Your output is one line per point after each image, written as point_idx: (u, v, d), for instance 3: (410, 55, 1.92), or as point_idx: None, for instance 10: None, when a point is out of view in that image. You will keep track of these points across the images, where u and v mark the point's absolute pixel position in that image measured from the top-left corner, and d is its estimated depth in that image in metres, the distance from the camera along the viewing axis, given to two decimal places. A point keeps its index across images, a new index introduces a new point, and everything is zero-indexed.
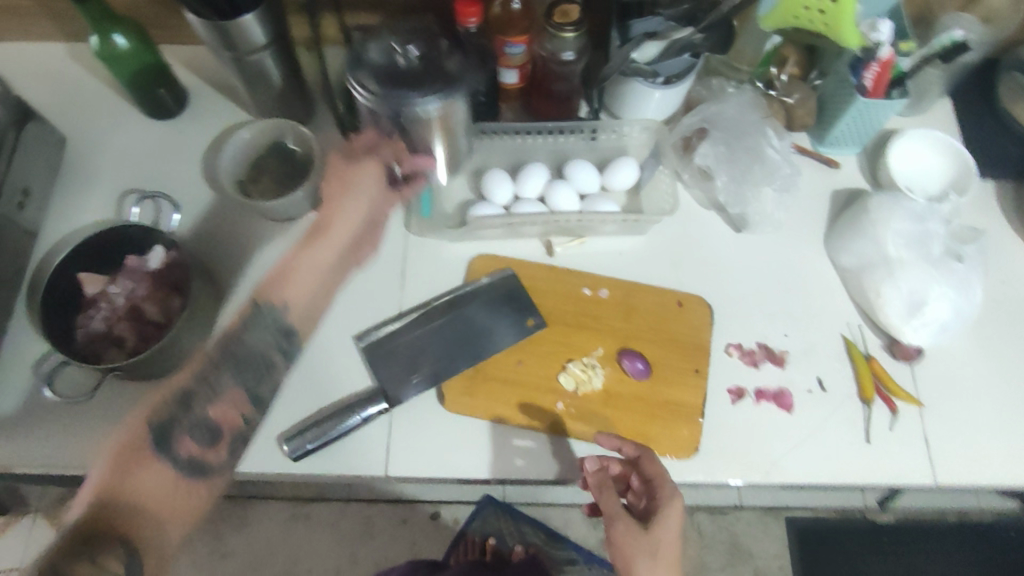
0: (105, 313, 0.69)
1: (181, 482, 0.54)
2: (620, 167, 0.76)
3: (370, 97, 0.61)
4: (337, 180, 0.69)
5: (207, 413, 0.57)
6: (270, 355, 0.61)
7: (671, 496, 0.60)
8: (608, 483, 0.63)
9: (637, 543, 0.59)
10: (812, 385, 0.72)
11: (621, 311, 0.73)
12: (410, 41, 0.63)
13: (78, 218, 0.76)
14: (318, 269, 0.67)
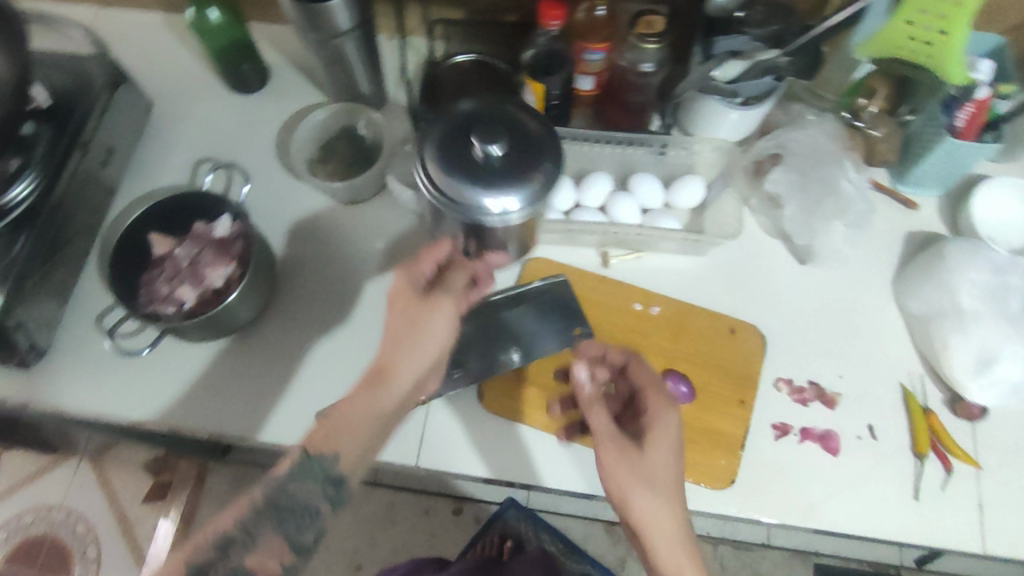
0: (168, 273, 0.70)
1: None
2: (687, 183, 0.74)
3: (442, 202, 0.55)
4: (398, 306, 0.57)
5: (243, 562, 0.52)
6: (321, 506, 0.55)
7: (664, 405, 0.58)
8: (597, 397, 0.62)
9: (629, 465, 0.56)
10: (862, 432, 0.69)
11: (670, 330, 0.72)
12: (493, 137, 0.55)
13: (155, 181, 0.79)
14: (375, 415, 0.56)
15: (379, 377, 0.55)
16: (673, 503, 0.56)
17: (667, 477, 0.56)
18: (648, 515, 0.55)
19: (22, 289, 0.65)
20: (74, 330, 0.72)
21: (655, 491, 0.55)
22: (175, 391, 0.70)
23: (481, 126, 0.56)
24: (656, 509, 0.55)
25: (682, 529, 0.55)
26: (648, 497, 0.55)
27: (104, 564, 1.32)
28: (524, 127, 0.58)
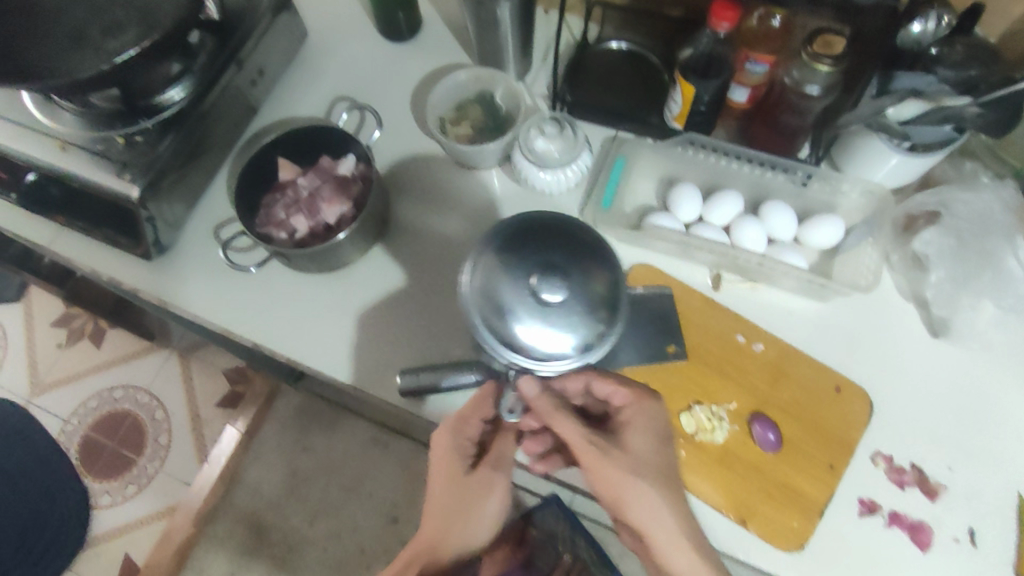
0: (287, 200, 0.73)
1: None
2: (824, 223, 0.68)
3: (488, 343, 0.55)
4: (443, 485, 0.63)
5: None
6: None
7: (644, 400, 0.60)
8: (562, 406, 0.59)
9: (618, 460, 0.58)
10: (961, 534, 0.62)
11: (769, 373, 0.67)
12: (552, 279, 0.55)
13: (294, 109, 0.81)
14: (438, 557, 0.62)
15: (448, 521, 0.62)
16: (673, 500, 0.58)
17: (661, 475, 0.58)
18: (648, 513, 0.57)
19: (159, 186, 0.69)
20: (194, 234, 0.76)
21: (649, 488, 0.57)
22: (270, 313, 0.73)
23: (546, 258, 0.56)
24: (652, 507, 0.57)
25: (687, 525, 0.58)
26: (645, 496, 0.57)
27: (171, 453, 1.42)
28: (593, 259, 0.57)
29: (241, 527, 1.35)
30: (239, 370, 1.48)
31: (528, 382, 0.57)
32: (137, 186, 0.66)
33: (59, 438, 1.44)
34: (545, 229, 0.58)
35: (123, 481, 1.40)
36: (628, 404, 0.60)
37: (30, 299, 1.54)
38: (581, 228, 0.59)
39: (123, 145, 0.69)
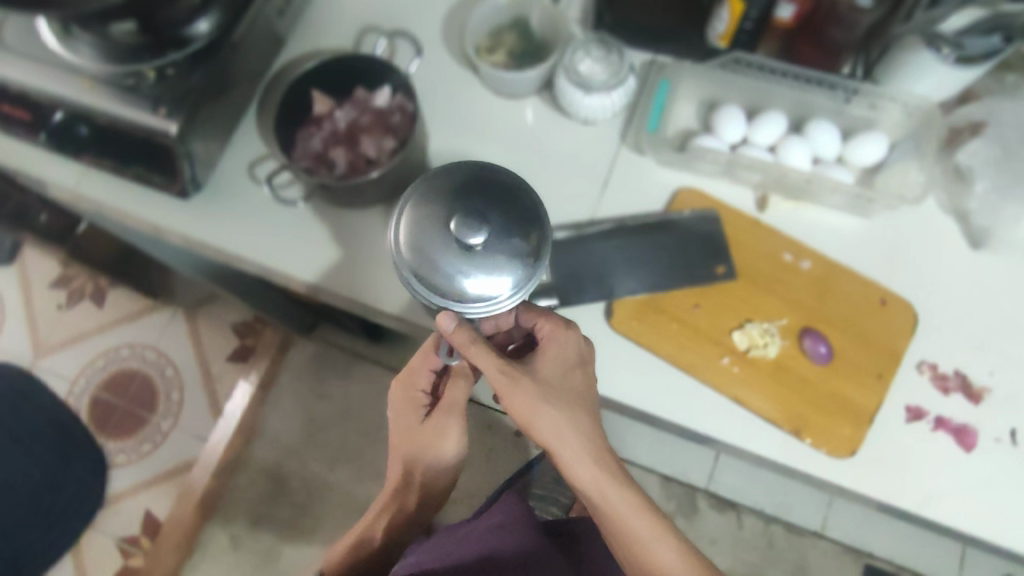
0: (325, 135, 0.72)
1: None
2: (868, 140, 0.69)
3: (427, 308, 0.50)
4: (402, 427, 0.64)
5: None
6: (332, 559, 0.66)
7: (560, 329, 0.57)
8: (477, 337, 0.53)
9: (525, 387, 0.54)
10: (1002, 435, 0.65)
11: (817, 289, 0.68)
12: (475, 224, 0.47)
13: (319, 39, 0.79)
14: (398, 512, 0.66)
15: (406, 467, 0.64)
16: (586, 431, 0.55)
17: (571, 402, 0.55)
18: (560, 443, 0.54)
19: (193, 121, 0.67)
20: (228, 173, 0.74)
21: (558, 415, 0.54)
22: (313, 251, 0.72)
23: (464, 204, 0.48)
24: (560, 429, 0.54)
25: (600, 453, 0.55)
26: (554, 424, 0.54)
27: (185, 409, 1.41)
28: (516, 198, 0.50)
29: (264, 478, 1.36)
30: (247, 324, 1.45)
31: (447, 314, 0.51)
32: (174, 121, 0.64)
33: (68, 400, 1.42)
34: (459, 173, 0.50)
35: (138, 439, 1.39)
36: (542, 331, 0.57)
37: (24, 261, 1.50)
38: (497, 168, 0.50)
39: (154, 78, 0.65)
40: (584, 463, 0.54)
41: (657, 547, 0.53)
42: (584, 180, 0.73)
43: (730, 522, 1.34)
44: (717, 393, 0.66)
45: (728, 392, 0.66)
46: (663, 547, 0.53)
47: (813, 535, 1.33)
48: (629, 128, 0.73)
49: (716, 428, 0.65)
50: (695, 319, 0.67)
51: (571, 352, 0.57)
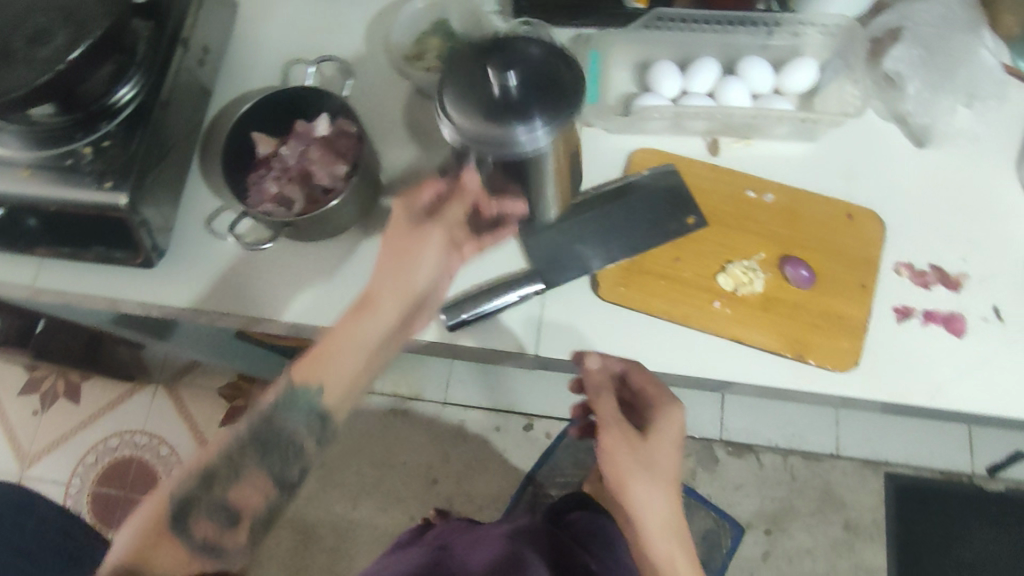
0: (277, 174, 0.71)
1: (192, 562, 0.57)
2: (799, 65, 0.71)
3: (476, 141, 0.53)
4: (398, 239, 0.59)
5: (226, 494, 0.58)
6: (300, 436, 0.60)
7: (674, 415, 0.64)
8: (609, 381, 0.65)
9: (632, 447, 0.63)
10: (988, 314, 0.68)
11: (785, 217, 0.70)
12: (510, 67, 0.52)
13: (246, 83, 0.78)
14: (381, 330, 0.59)
15: (365, 302, 0.59)
16: (669, 494, 0.64)
17: (666, 477, 0.64)
18: (648, 513, 0.63)
19: (141, 188, 0.65)
20: (189, 233, 0.73)
21: (654, 483, 0.63)
22: (290, 292, 0.71)
23: (495, 61, 0.53)
24: (654, 494, 0.63)
25: (670, 513, 0.64)
26: (649, 493, 0.63)
27: None
28: (539, 58, 0.54)
29: (289, 531, 1.34)
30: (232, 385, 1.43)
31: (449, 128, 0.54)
32: (123, 192, 0.63)
33: (66, 504, 1.38)
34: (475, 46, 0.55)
35: None
36: (661, 407, 0.64)
37: None
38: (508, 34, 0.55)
39: (92, 153, 0.64)
40: (662, 519, 0.63)
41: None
42: None
43: (750, 465, 1.38)
44: (715, 338, 0.67)
45: (726, 334, 0.66)
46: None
47: (831, 458, 1.37)
48: None
49: (723, 371, 0.66)
50: (678, 272, 0.68)
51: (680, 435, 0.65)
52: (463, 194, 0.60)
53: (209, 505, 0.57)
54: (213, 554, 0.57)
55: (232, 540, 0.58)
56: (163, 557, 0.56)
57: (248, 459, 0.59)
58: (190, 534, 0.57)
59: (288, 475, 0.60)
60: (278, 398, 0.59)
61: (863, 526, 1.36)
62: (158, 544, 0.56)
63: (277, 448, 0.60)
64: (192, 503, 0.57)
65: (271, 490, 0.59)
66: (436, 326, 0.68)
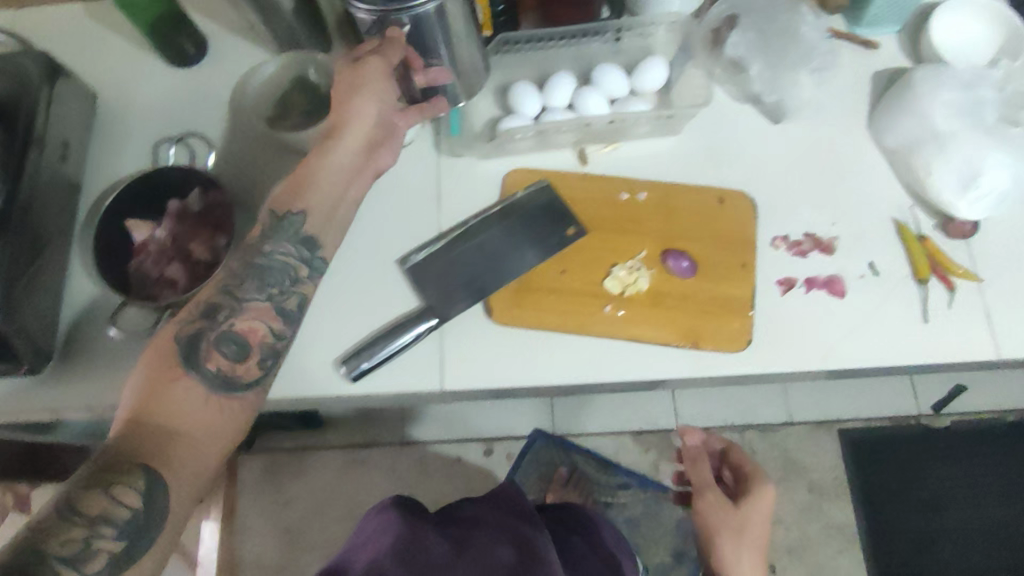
0: (157, 257, 0.70)
1: (211, 397, 0.57)
2: (649, 66, 0.73)
3: (382, 7, 0.59)
4: (346, 80, 0.65)
5: (232, 327, 0.59)
6: (292, 265, 0.63)
7: (764, 489, 0.85)
8: (702, 457, 0.90)
9: (725, 520, 0.85)
10: (864, 270, 0.70)
11: (661, 212, 0.72)
12: None
13: (117, 170, 0.78)
14: (333, 175, 0.66)
15: (330, 137, 0.66)
16: (752, 559, 0.86)
17: (754, 541, 0.86)
18: (736, 567, 0.86)
19: (11, 295, 0.63)
20: (77, 331, 0.72)
21: (741, 547, 0.85)
22: None
23: None
24: (740, 552, 0.85)
25: (753, 561, 0.86)
26: (733, 551, 0.85)
27: None
28: None
29: None
30: None
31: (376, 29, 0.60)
32: None
33: None
34: None
35: None
36: (751, 472, 0.87)
37: None
38: None
39: None
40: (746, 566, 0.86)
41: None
42: (418, 200, 0.74)
43: None
44: (613, 341, 0.68)
45: (623, 335, 0.68)
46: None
47: (784, 426, 1.39)
48: (440, 137, 0.76)
49: (625, 371, 0.67)
50: (567, 283, 0.70)
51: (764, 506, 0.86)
52: (398, 43, 0.63)
53: (217, 338, 0.58)
54: (227, 386, 0.58)
55: (245, 372, 0.59)
56: (176, 394, 0.55)
57: (247, 287, 0.61)
58: (204, 366, 0.57)
59: (285, 304, 0.62)
60: (263, 230, 0.63)
61: (827, 486, 1.37)
62: (169, 384, 0.56)
63: (272, 277, 0.62)
64: (201, 336, 0.58)
65: (276, 319, 0.61)
66: (340, 378, 0.68)
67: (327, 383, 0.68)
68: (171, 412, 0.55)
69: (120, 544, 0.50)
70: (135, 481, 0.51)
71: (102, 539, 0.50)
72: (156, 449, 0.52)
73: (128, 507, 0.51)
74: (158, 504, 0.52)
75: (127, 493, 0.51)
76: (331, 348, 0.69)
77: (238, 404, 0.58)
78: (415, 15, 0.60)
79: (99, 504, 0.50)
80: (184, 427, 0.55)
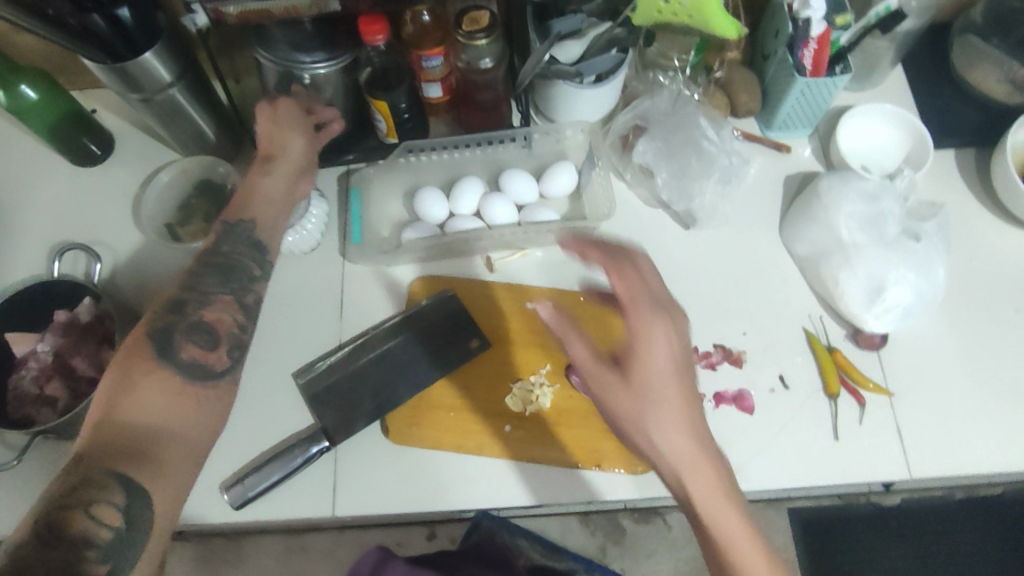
0: (35, 373, 0.66)
1: (187, 386, 0.53)
2: (556, 172, 0.73)
3: (282, 62, 0.62)
4: (266, 116, 0.63)
5: (201, 317, 0.56)
6: (248, 264, 0.60)
7: (648, 327, 0.49)
8: (570, 331, 0.50)
9: (615, 387, 0.49)
10: (775, 383, 0.69)
11: (567, 323, 0.70)
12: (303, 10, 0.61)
13: (9, 273, 0.75)
14: (276, 196, 0.63)
15: (269, 160, 0.63)
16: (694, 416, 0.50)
17: (683, 413, 0.49)
18: (682, 469, 0.49)
19: None
20: None
21: (667, 434, 0.48)
22: None
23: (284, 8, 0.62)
24: (675, 438, 0.49)
25: (692, 423, 0.49)
26: (670, 445, 0.49)
27: None
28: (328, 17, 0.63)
29: None
30: None
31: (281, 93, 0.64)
32: None
33: None
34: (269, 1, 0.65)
35: None
36: (639, 330, 0.49)
37: None
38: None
39: None
40: (688, 454, 0.49)
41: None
42: (321, 309, 0.72)
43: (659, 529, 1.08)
44: (513, 462, 0.65)
45: (522, 456, 0.65)
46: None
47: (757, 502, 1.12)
48: (345, 243, 0.74)
49: (527, 495, 0.64)
50: (467, 400, 0.67)
51: (676, 345, 0.50)
52: (303, 96, 0.66)
53: (188, 327, 0.55)
54: (203, 376, 0.54)
55: (216, 360, 0.55)
56: (146, 387, 0.51)
57: (209, 281, 0.58)
58: (177, 355, 0.53)
59: (246, 299, 0.59)
60: (215, 236, 0.60)
61: None
62: (139, 379, 0.51)
63: (233, 275, 0.59)
64: (172, 327, 0.54)
65: (239, 312, 0.58)
66: (225, 505, 0.64)
67: (211, 510, 0.64)
68: (143, 408, 0.50)
69: (104, 569, 0.44)
70: (114, 494, 0.45)
71: (86, 564, 0.43)
72: (134, 451, 0.48)
73: (110, 527, 0.44)
74: (141, 512, 0.46)
75: (107, 506, 0.45)
76: (217, 470, 0.65)
77: (213, 394, 0.54)
78: (313, 75, 0.64)
79: (78, 525, 0.43)
80: (160, 423, 0.50)
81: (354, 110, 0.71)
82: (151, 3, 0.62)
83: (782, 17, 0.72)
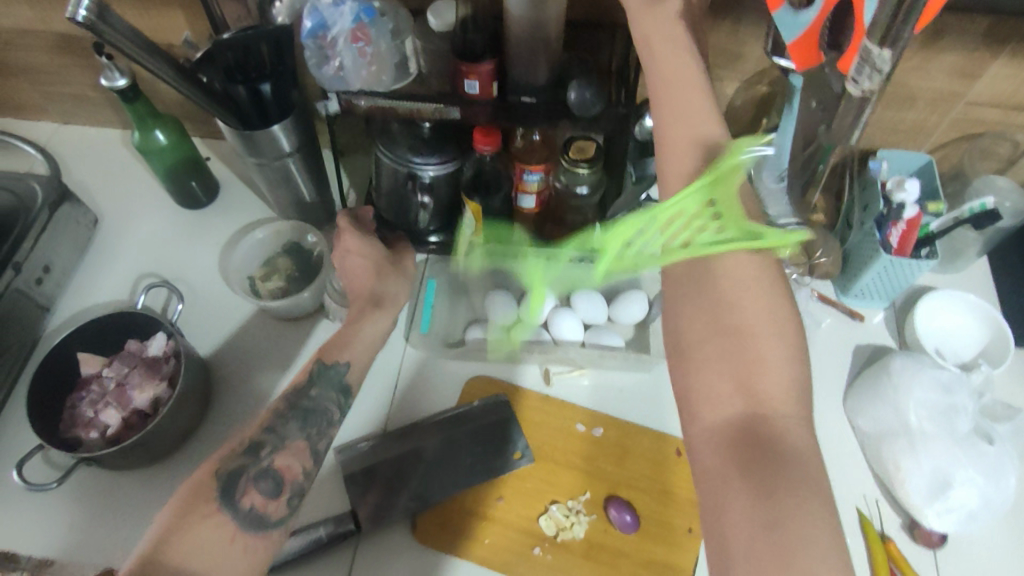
0: (94, 397, 0.68)
1: (238, 536, 0.50)
2: (627, 301, 0.74)
3: (400, 162, 0.67)
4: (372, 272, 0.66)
5: (273, 463, 0.55)
6: (333, 410, 0.60)
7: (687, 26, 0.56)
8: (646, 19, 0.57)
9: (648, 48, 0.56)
10: None
11: (615, 453, 0.69)
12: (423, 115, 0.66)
13: (94, 294, 0.78)
14: (376, 342, 0.64)
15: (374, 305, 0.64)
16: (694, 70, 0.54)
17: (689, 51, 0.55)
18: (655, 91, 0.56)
19: None
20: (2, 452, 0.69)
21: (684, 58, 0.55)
22: (85, 522, 0.66)
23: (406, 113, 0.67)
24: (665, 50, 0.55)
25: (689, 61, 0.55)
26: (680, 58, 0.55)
27: None
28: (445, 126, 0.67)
29: None
30: None
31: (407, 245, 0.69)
32: None
33: None
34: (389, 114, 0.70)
35: None
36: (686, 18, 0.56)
37: None
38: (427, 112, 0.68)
39: None
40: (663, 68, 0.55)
41: (757, 325, 0.47)
42: (376, 386, 0.73)
43: None
44: None
45: None
46: (731, 399, 0.46)
47: None
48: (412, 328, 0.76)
49: None
50: (500, 513, 0.66)
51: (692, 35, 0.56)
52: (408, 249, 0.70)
53: (256, 473, 0.53)
54: (259, 527, 0.52)
55: (274, 512, 0.53)
56: (202, 533, 0.49)
57: (291, 426, 0.57)
58: (239, 502, 0.51)
59: (320, 446, 0.58)
60: (308, 376, 0.60)
61: None
62: (195, 522, 0.50)
63: (315, 419, 0.59)
64: (242, 470, 0.53)
65: (310, 461, 0.57)
66: None
67: None
68: (188, 556, 0.47)
69: None
70: None
71: None
72: None
73: None
74: None
75: None
76: None
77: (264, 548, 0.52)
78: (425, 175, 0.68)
79: None
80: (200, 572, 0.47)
81: (447, 203, 0.73)
82: (292, 81, 0.66)
83: (873, 192, 0.74)
